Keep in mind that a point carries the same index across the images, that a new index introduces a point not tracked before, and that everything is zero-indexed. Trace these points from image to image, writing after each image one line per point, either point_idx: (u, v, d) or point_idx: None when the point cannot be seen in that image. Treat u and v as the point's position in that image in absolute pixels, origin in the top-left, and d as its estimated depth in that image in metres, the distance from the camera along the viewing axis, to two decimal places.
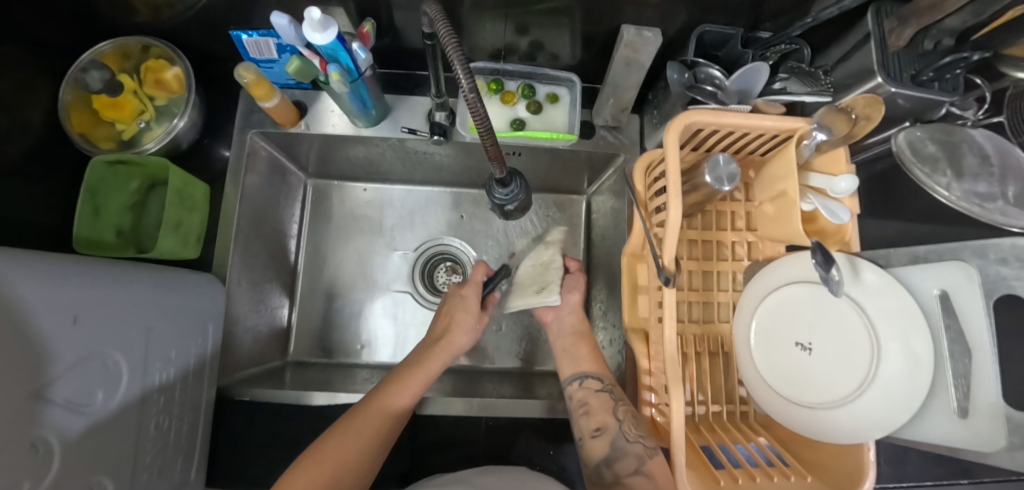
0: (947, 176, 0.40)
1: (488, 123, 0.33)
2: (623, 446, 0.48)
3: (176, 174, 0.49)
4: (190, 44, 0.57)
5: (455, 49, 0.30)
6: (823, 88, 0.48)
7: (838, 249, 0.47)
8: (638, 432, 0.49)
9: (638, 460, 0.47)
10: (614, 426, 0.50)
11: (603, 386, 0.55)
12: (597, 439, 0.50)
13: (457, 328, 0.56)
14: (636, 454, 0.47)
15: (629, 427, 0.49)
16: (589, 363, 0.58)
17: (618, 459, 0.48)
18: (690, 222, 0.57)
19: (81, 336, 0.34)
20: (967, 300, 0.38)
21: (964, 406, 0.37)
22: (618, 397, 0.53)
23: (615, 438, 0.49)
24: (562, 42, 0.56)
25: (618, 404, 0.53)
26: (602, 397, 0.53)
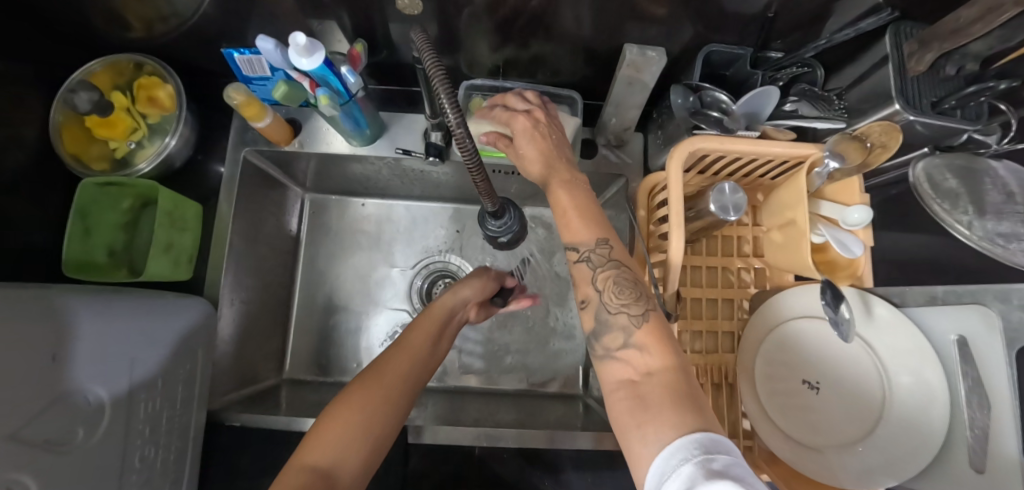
0: (968, 214, 0.37)
1: (475, 156, 0.31)
2: (607, 318, 0.36)
3: (165, 195, 0.48)
4: (185, 60, 0.56)
5: (439, 77, 0.26)
6: (834, 113, 0.46)
7: (849, 284, 0.45)
8: (621, 300, 0.36)
9: (625, 332, 0.35)
10: (594, 297, 0.38)
11: (581, 254, 0.38)
12: (582, 313, 0.39)
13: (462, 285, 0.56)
14: (621, 326, 0.35)
15: (610, 297, 0.37)
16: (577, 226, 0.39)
17: (604, 333, 0.36)
18: (694, 247, 0.55)
19: (48, 377, 0.33)
20: (987, 347, 0.36)
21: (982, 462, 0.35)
22: (602, 264, 0.38)
23: (600, 312, 0.37)
24: (564, 58, 0.54)
25: (599, 268, 0.38)
26: (583, 270, 0.38)
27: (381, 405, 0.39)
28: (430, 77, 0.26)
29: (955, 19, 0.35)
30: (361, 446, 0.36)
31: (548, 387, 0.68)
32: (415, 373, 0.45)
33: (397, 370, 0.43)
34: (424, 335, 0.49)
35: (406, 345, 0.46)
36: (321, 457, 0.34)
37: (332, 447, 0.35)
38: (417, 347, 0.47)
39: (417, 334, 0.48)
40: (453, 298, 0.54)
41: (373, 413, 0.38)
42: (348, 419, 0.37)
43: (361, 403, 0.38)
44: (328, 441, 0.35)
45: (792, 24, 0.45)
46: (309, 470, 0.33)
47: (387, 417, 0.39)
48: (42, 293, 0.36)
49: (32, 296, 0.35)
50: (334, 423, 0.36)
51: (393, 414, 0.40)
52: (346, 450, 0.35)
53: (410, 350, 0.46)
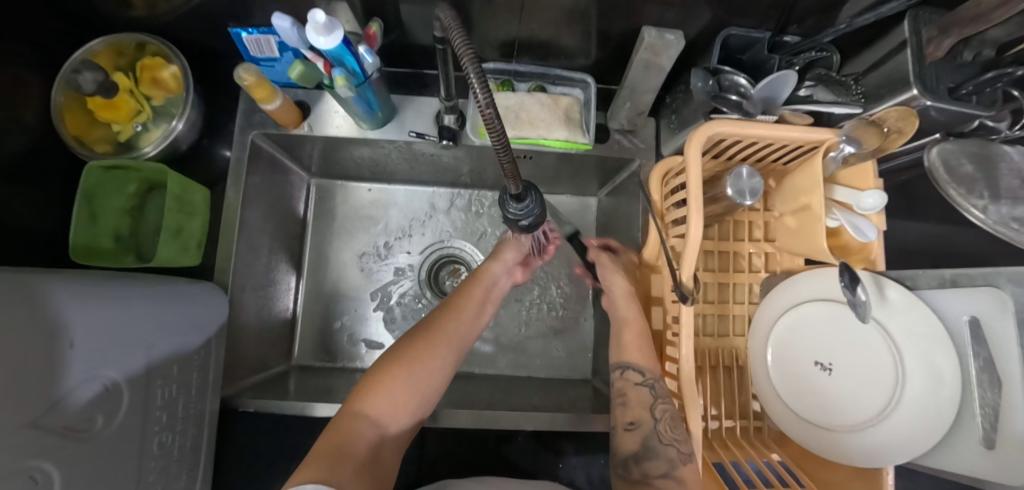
0: (984, 199, 0.39)
1: (506, 139, 0.27)
2: (656, 446, 0.42)
3: (175, 179, 0.47)
4: (188, 40, 0.54)
5: (466, 48, 0.23)
6: (852, 98, 0.46)
7: (862, 267, 0.45)
8: (673, 435, 0.42)
9: (670, 464, 0.41)
10: (649, 423, 0.44)
11: (646, 379, 0.47)
12: (627, 432, 0.45)
13: (507, 246, 0.57)
14: (668, 458, 0.41)
15: (664, 428, 0.43)
16: (637, 353, 0.49)
17: (648, 458, 0.42)
18: (707, 232, 0.55)
19: (82, 360, 0.32)
20: (1000, 328, 0.37)
21: (991, 438, 0.36)
22: (662, 395, 0.45)
23: (648, 436, 0.43)
24: (578, 41, 0.53)
25: (658, 398, 0.45)
26: (642, 393, 0.46)
27: (431, 367, 0.42)
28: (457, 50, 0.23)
29: (976, 5, 0.36)
30: (408, 398, 0.40)
31: (557, 371, 0.69)
32: (464, 336, 0.47)
33: (447, 332, 0.46)
34: (472, 302, 0.51)
35: (457, 309, 0.49)
36: (379, 405, 0.38)
37: (387, 399, 0.39)
38: (467, 313, 0.49)
39: (466, 299, 0.51)
40: (498, 265, 0.56)
41: (420, 372, 0.41)
42: (398, 376, 0.40)
43: (412, 359, 0.42)
44: (386, 394, 0.39)
45: (811, 7, 0.44)
46: (366, 420, 0.37)
47: (434, 379, 0.42)
48: (35, 280, 0.31)
49: (13, 278, 0.29)
50: (388, 375, 0.40)
51: (442, 372, 0.43)
52: (397, 404, 0.39)
53: (459, 313, 0.49)
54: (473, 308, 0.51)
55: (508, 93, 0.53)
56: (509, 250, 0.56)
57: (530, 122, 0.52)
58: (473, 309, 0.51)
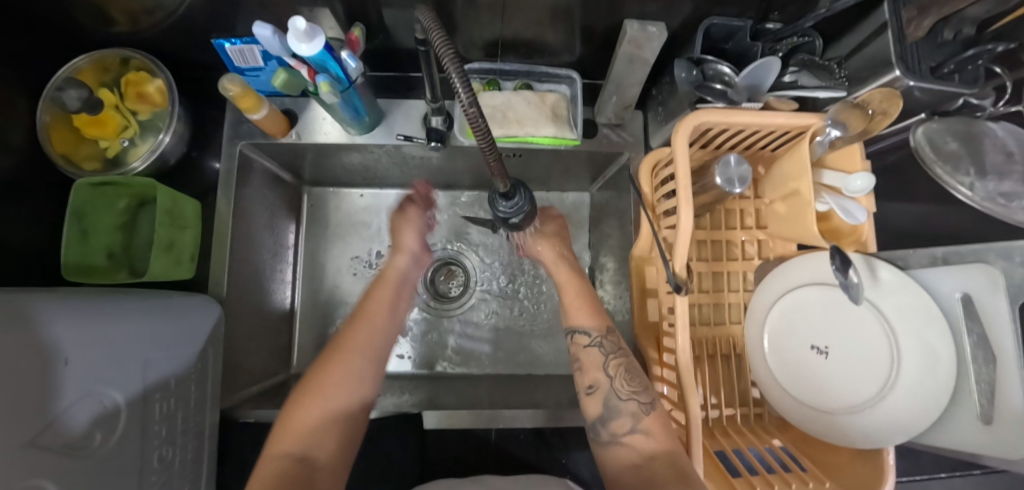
0: (970, 175, 0.39)
1: (489, 137, 0.28)
2: (617, 405, 0.43)
3: (165, 193, 0.47)
4: (173, 54, 0.54)
5: (449, 54, 0.24)
6: (837, 82, 0.46)
7: (854, 249, 0.45)
8: (630, 388, 0.44)
9: (633, 418, 0.42)
10: (604, 384, 0.45)
11: (592, 340, 0.49)
12: (588, 396, 0.46)
13: (405, 227, 0.57)
14: (630, 412, 0.42)
15: (620, 384, 0.45)
16: (582, 315, 0.52)
17: (613, 418, 0.43)
18: (699, 222, 0.55)
19: (74, 376, 0.32)
20: (993, 304, 0.36)
21: (989, 413, 0.36)
22: (610, 350, 0.48)
23: (609, 396, 0.44)
24: (562, 38, 0.53)
25: (609, 355, 0.47)
26: (592, 353, 0.48)
27: (337, 387, 0.43)
28: (440, 55, 0.24)
29: None
30: (327, 422, 0.40)
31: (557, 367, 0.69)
32: (371, 345, 0.48)
33: (351, 347, 0.47)
34: (379, 308, 0.52)
35: (360, 319, 0.50)
36: (291, 444, 0.38)
37: (301, 434, 0.39)
38: (369, 321, 0.50)
39: (373, 305, 0.52)
40: (403, 258, 0.56)
41: (326, 394, 0.42)
42: (307, 409, 0.41)
43: (321, 388, 0.43)
44: (298, 430, 0.39)
45: None
46: (285, 455, 0.37)
47: (350, 398, 0.43)
48: (25, 298, 0.31)
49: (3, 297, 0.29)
50: (295, 415, 0.40)
51: (355, 384, 0.44)
52: (317, 437, 0.39)
53: (364, 324, 0.50)
54: (383, 314, 0.52)
55: (494, 92, 0.53)
56: (407, 238, 0.56)
57: (516, 121, 0.52)
58: (385, 314, 0.52)
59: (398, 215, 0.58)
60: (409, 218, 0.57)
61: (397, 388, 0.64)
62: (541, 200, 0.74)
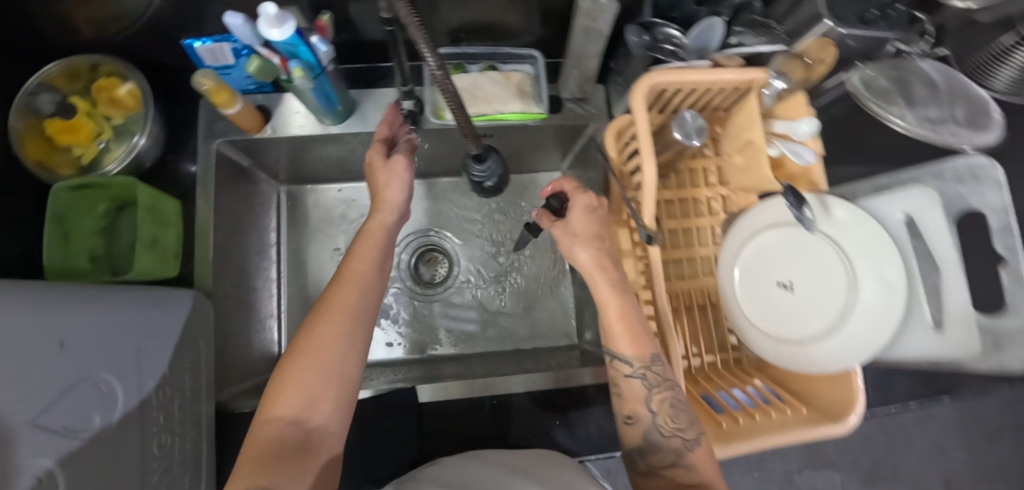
0: (900, 105, 0.42)
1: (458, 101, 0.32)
2: (658, 441, 0.41)
3: (145, 190, 0.48)
4: (141, 58, 0.55)
5: (417, 27, 0.26)
6: (777, 37, 0.49)
7: (808, 190, 0.48)
8: (675, 425, 0.41)
9: (676, 454, 0.40)
10: (646, 418, 0.42)
11: (635, 371, 0.42)
12: (627, 426, 0.43)
13: (388, 180, 0.46)
14: (673, 448, 0.40)
15: (663, 421, 0.41)
16: (624, 344, 0.43)
17: (652, 452, 0.42)
18: (666, 183, 0.59)
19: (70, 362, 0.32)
20: (932, 220, 0.40)
21: (939, 319, 0.40)
22: (654, 383, 0.42)
23: (649, 430, 0.42)
24: (522, 20, 0.56)
25: (653, 389, 0.42)
26: (634, 386, 0.42)
27: (330, 347, 0.37)
28: (406, 27, 0.26)
29: None
30: (325, 382, 0.36)
31: (544, 339, 0.71)
32: (365, 302, 0.41)
33: (342, 305, 0.39)
34: (369, 257, 0.43)
35: (348, 269, 0.42)
36: (290, 406, 0.34)
37: (297, 395, 0.35)
38: (360, 273, 0.42)
39: (361, 257, 0.43)
40: (386, 212, 0.46)
41: (320, 356, 0.36)
42: (302, 370, 0.35)
43: (314, 348, 0.36)
44: (293, 389, 0.35)
45: None
46: (281, 420, 0.34)
47: (345, 360, 0.37)
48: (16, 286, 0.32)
49: None
50: (291, 374, 0.35)
51: (352, 345, 0.38)
52: (314, 398, 0.35)
53: (354, 277, 0.41)
54: (370, 270, 0.43)
55: (462, 74, 0.55)
56: (390, 187, 0.46)
57: (485, 99, 0.55)
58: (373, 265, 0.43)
59: (379, 158, 0.48)
60: (392, 164, 0.47)
61: (390, 372, 0.65)
62: (515, 181, 0.76)
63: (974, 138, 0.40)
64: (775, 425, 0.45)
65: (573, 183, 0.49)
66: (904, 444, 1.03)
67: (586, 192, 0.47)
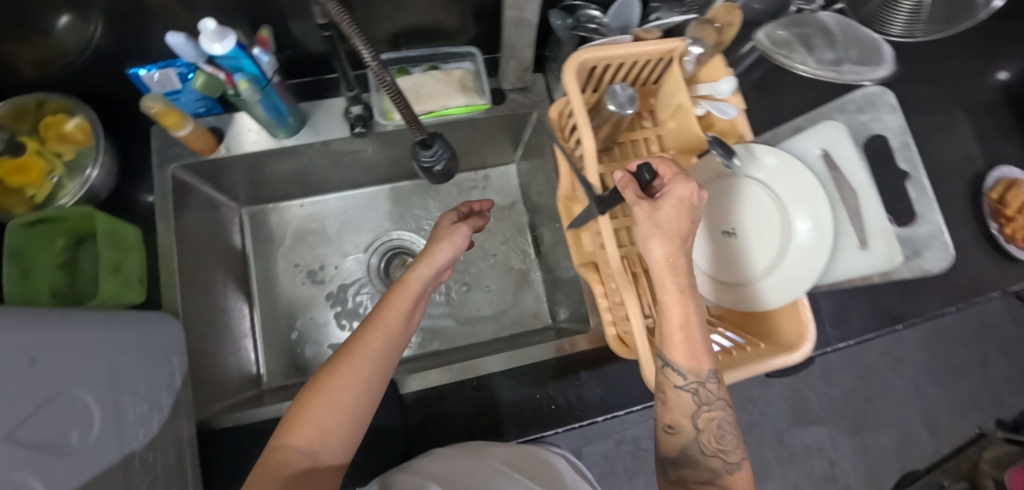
0: (802, 53, 0.47)
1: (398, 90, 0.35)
2: (698, 457, 0.43)
3: (102, 219, 0.48)
4: (87, 92, 0.56)
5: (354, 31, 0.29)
6: (689, 8, 0.54)
7: (736, 143, 0.52)
8: (718, 445, 0.43)
9: (713, 473, 0.43)
10: (690, 433, 0.43)
11: (687, 384, 0.41)
12: (667, 434, 0.44)
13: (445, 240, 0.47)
14: (712, 467, 0.43)
15: (707, 441, 0.43)
16: (679, 353, 0.41)
17: (688, 466, 0.43)
18: (610, 156, 0.61)
19: (46, 375, 0.32)
20: (845, 151, 0.45)
21: (862, 238, 0.44)
22: (704, 402, 0.42)
23: (690, 444, 0.43)
24: (456, 21, 0.59)
25: (701, 408, 0.42)
26: (683, 399, 0.42)
27: (351, 392, 0.38)
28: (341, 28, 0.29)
29: None
30: (340, 424, 0.38)
31: (518, 324, 0.73)
32: (391, 349, 0.41)
33: (369, 350, 0.40)
34: (405, 305, 0.43)
35: (383, 313, 0.42)
36: (304, 438, 0.36)
37: (313, 428, 0.36)
38: (394, 320, 0.42)
39: (397, 305, 0.43)
40: (427, 268, 0.45)
41: (338, 400, 0.37)
42: (317, 407, 0.37)
43: (334, 389, 0.38)
44: (309, 425, 0.36)
45: None
46: (292, 450, 0.36)
47: (360, 400, 0.39)
48: None
49: None
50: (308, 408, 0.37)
51: (369, 392, 0.39)
52: (325, 436, 0.37)
53: (384, 321, 0.42)
54: (401, 320, 0.43)
55: (405, 76, 0.58)
56: (442, 251, 0.46)
57: (430, 95, 0.57)
58: (407, 312, 0.44)
59: (448, 223, 0.50)
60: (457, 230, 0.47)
61: None
62: (468, 179, 0.79)
63: (872, 73, 0.45)
64: (739, 364, 0.48)
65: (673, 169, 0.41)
66: (882, 389, 1.23)
67: (688, 183, 0.39)
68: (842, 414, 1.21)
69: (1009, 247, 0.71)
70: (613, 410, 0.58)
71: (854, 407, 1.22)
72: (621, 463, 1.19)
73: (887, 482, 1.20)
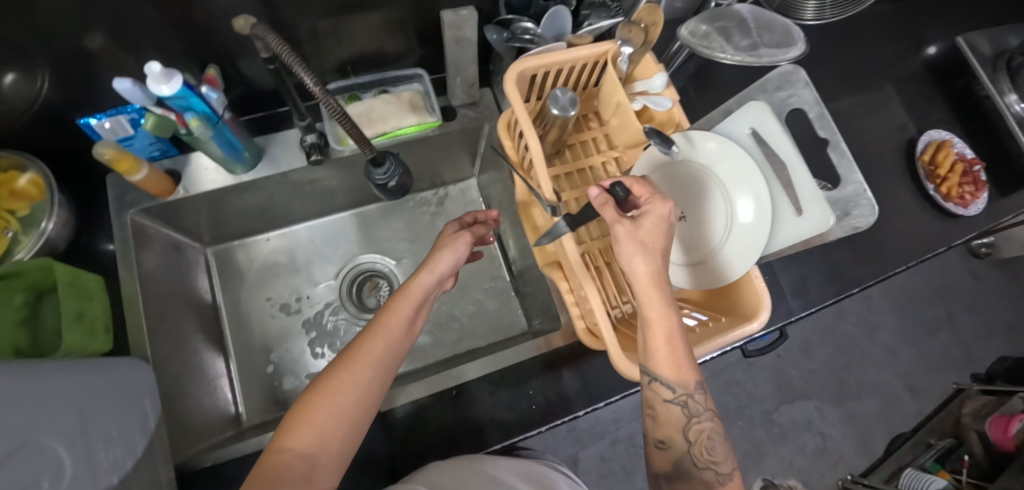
0: (721, 42, 0.51)
1: (344, 113, 0.37)
2: (690, 471, 0.44)
3: (61, 268, 0.48)
4: (38, 148, 0.56)
5: (304, 69, 0.34)
6: (616, 12, 0.58)
7: (674, 131, 0.55)
8: (709, 457, 0.44)
9: (706, 484, 0.44)
10: (681, 446, 0.44)
11: (675, 397, 0.43)
12: (658, 449, 0.45)
13: (446, 249, 0.50)
14: (706, 479, 0.43)
15: (698, 452, 0.44)
16: (665, 366, 0.42)
17: (682, 480, 0.44)
18: (561, 158, 0.63)
19: (13, 424, 0.32)
20: (771, 126, 0.47)
21: (798, 205, 0.46)
22: (693, 414, 0.44)
23: (681, 457, 0.44)
24: (401, 46, 0.62)
25: (691, 421, 0.44)
26: (672, 412, 0.44)
27: (351, 395, 0.39)
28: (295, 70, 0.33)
29: None
30: (340, 426, 0.38)
31: (494, 332, 0.74)
32: (392, 354, 0.43)
33: (370, 356, 0.41)
34: (407, 312, 0.46)
35: (383, 321, 0.44)
36: (304, 441, 0.36)
37: (313, 432, 0.37)
38: (396, 326, 0.44)
39: (398, 313, 0.45)
40: (429, 276, 0.48)
41: (338, 402, 0.38)
42: (318, 410, 0.38)
43: (336, 392, 0.39)
44: (311, 428, 0.37)
45: None
46: (292, 453, 0.35)
47: (360, 406, 0.40)
48: None
49: None
50: (308, 412, 0.37)
51: (370, 395, 0.41)
52: (324, 438, 0.37)
53: (386, 328, 0.44)
54: (403, 327, 0.45)
55: (357, 102, 0.60)
56: (444, 261, 0.49)
57: (384, 118, 0.59)
58: (409, 320, 0.46)
59: (451, 233, 0.53)
60: (458, 243, 0.51)
61: None
62: (430, 196, 0.81)
63: (786, 54, 0.49)
64: (707, 341, 0.49)
65: (648, 187, 0.43)
66: (859, 356, 1.30)
67: (664, 202, 0.41)
68: (825, 387, 1.28)
69: (945, 204, 0.76)
70: (593, 402, 0.59)
71: (837, 377, 1.29)
72: (620, 462, 1.19)
73: (879, 447, 1.24)
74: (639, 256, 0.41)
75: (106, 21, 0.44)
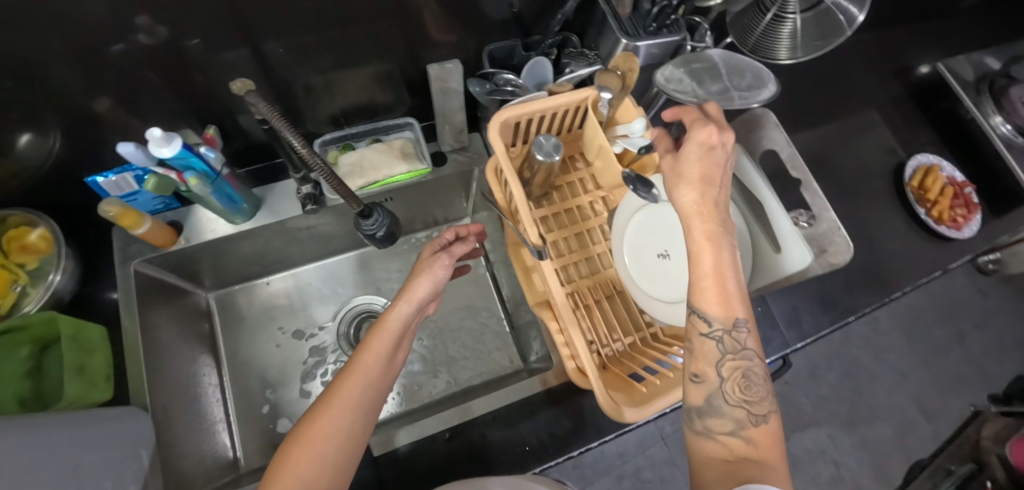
0: (694, 86, 0.53)
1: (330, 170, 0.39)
2: (720, 406, 0.37)
3: (67, 321, 0.50)
4: (48, 205, 0.59)
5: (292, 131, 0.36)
6: (592, 58, 0.61)
7: (655, 172, 0.57)
8: (743, 395, 0.37)
9: (736, 423, 0.37)
10: (713, 381, 0.38)
11: (711, 330, 0.37)
12: (689, 384, 0.39)
13: (428, 267, 0.49)
14: (735, 417, 0.37)
15: (731, 389, 0.37)
16: (710, 298, 0.37)
17: (709, 415, 0.37)
18: (549, 198, 0.64)
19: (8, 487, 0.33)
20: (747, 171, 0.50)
21: (776, 242, 0.46)
22: (730, 349, 0.37)
23: (712, 393, 0.37)
24: (391, 97, 0.65)
25: (727, 354, 0.38)
26: (707, 346, 0.38)
27: (328, 444, 0.39)
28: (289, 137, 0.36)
29: None
30: (320, 476, 0.38)
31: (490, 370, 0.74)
32: (370, 393, 0.43)
33: (346, 400, 0.42)
34: (384, 349, 0.45)
35: (360, 361, 0.44)
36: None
37: (296, 479, 0.37)
38: (372, 363, 0.44)
39: (376, 350, 0.45)
40: (407, 305, 0.47)
41: (319, 449, 0.39)
42: (298, 458, 0.38)
43: (315, 440, 0.39)
44: (293, 475, 0.37)
45: (535, 15, 0.59)
46: None
47: (340, 453, 0.40)
48: None
49: None
50: (291, 460, 0.38)
51: (352, 439, 0.41)
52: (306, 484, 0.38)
53: (363, 368, 0.44)
54: (381, 364, 0.45)
55: (350, 153, 0.63)
56: (421, 287, 0.47)
57: (376, 167, 0.62)
58: (387, 356, 0.45)
59: (429, 255, 0.51)
60: (438, 261, 0.49)
61: None
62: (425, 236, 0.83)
63: (758, 97, 0.51)
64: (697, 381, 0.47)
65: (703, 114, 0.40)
66: (868, 380, 1.27)
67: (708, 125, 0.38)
68: (836, 413, 1.24)
69: (939, 229, 0.76)
70: (588, 443, 0.58)
71: (847, 402, 1.25)
72: None
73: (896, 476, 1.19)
74: (686, 181, 0.38)
75: (114, 88, 0.47)
